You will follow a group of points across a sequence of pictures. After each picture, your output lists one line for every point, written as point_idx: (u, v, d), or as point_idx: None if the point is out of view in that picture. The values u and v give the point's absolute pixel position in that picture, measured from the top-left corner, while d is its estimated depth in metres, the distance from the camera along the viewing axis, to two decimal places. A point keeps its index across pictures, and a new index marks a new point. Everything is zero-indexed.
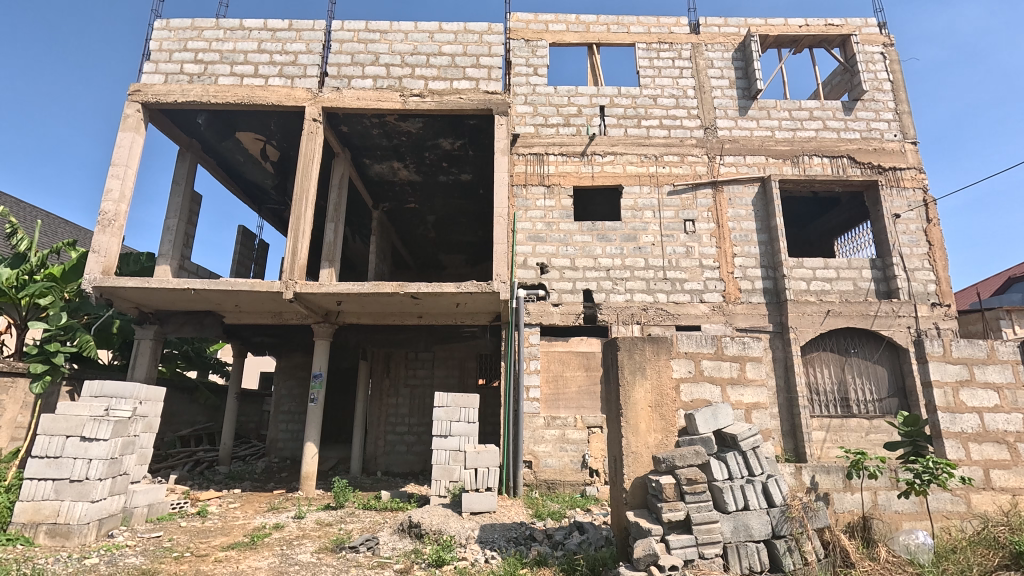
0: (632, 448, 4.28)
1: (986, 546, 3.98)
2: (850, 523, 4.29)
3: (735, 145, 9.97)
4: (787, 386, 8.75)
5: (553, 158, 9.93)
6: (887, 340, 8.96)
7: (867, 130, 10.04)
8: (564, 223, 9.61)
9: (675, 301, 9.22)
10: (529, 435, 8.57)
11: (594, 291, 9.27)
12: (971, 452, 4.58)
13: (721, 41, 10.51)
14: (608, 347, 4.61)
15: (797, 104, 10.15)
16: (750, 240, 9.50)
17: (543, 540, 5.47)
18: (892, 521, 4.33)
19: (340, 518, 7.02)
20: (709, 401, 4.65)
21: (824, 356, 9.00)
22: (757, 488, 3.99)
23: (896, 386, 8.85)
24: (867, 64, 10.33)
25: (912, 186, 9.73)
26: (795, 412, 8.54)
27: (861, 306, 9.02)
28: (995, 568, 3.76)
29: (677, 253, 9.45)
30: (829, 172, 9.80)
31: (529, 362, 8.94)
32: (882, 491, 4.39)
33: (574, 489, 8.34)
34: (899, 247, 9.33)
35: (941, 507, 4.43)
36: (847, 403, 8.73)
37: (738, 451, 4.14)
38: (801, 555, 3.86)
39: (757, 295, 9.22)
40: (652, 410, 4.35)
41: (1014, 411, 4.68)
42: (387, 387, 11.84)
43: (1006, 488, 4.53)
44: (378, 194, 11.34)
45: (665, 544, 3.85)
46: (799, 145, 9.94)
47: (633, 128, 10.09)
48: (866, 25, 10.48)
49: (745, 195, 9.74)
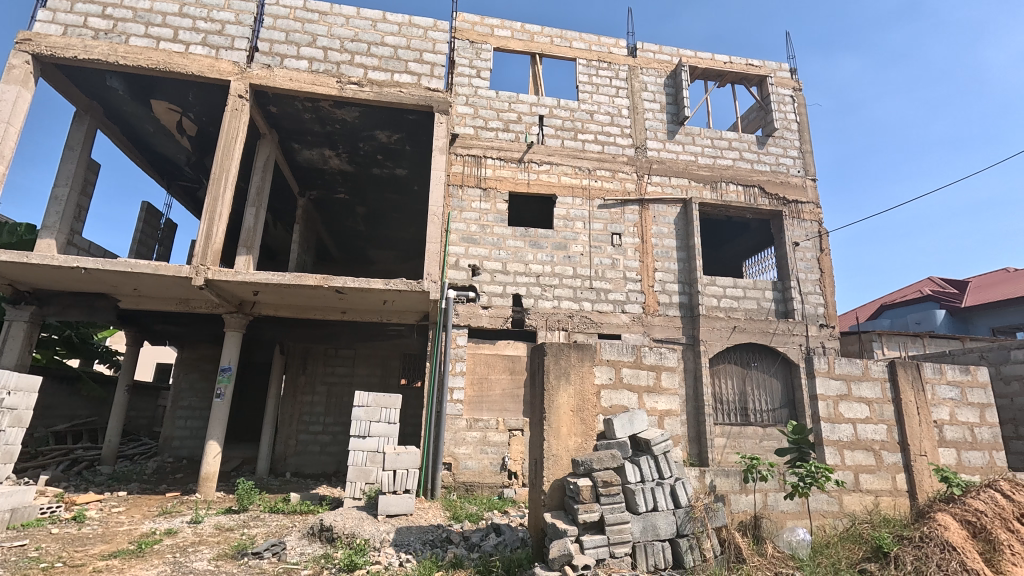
0: (553, 451, 4.41)
1: (852, 541, 4.53)
2: (743, 522, 4.68)
3: (662, 166, 10.56)
4: (695, 396, 9.34)
5: (490, 162, 10.00)
6: (783, 355, 9.86)
7: (776, 164, 11.04)
8: (498, 227, 9.68)
9: (599, 310, 9.59)
10: (450, 437, 8.52)
11: (523, 296, 9.43)
12: (845, 458, 5.18)
13: (655, 66, 11.11)
14: (535, 352, 4.73)
15: (719, 134, 10.96)
16: (671, 257, 10.11)
17: (459, 542, 5.46)
18: (779, 519, 4.77)
19: (243, 522, 6.58)
20: (627, 407, 4.89)
21: (728, 368, 9.71)
22: (665, 490, 4.25)
23: (787, 398, 9.72)
24: (780, 105, 11.35)
25: (810, 218, 10.80)
26: (701, 418, 9.14)
27: (762, 324, 9.89)
28: (859, 561, 4.28)
29: (604, 264, 9.85)
30: (743, 199, 10.66)
31: (455, 363, 8.91)
32: (771, 493, 4.84)
33: (491, 491, 8.38)
34: (796, 272, 10.34)
35: (819, 507, 4.94)
36: (745, 412, 9.47)
37: (650, 455, 4.39)
38: (700, 553, 4.15)
39: (674, 309, 9.82)
40: (574, 414, 4.51)
41: (880, 422, 5.34)
42: (302, 384, 11.28)
43: (871, 490, 5.14)
44: (305, 180, 10.80)
45: (579, 544, 3.98)
46: (718, 172, 10.73)
47: (569, 140, 10.39)
48: (780, 69, 11.54)
49: (668, 215, 10.34)
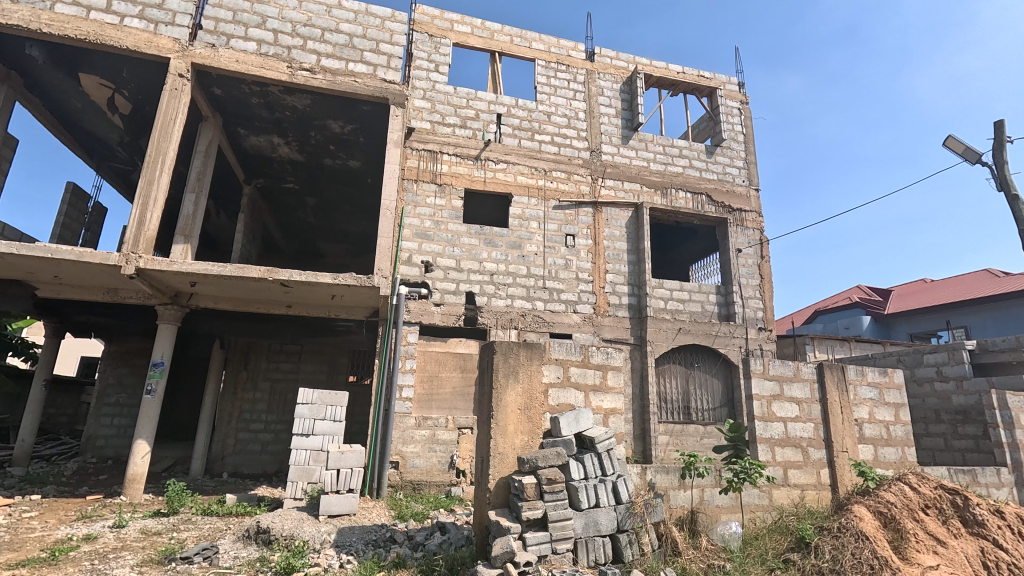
0: (499, 449, 4.42)
1: (779, 533, 4.80)
2: (680, 517, 4.86)
3: (616, 170, 10.80)
4: (641, 395, 9.61)
5: (447, 158, 9.90)
6: (724, 357, 10.31)
7: (723, 173, 11.52)
8: (452, 224, 9.61)
9: (551, 309, 9.70)
10: (398, 435, 8.39)
11: (476, 294, 9.41)
12: (776, 455, 5.47)
13: (612, 72, 11.34)
14: (484, 351, 4.73)
15: (671, 141, 11.32)
16: (622, 259, 10.35)
17: (403, 542, 5.39)
18: (714, 514, 4.98)
19: (173, 525, 6.23)
20: (573, 405, 4.98)
21: (673, 368, 10.05)
22: (607, 486, 4.35)
23: (727, 397, 10.18)
24: (728, 116, 11.84)
25: (753, 226, 11.33)
26: (646, 417, 9.42)
27: (705, 326, 10.31)
28: (784, 551, 4.55)
29: (557, 265, 9.97)
30: (691, 206, 11.06)
31: (404, 361, 8.77)
32: (707, 488, 5.05)
33: (439, 489, 8.31)
34: (739, 277, 10.83)
35: (751, 501, 5.19)
36: (688, 410, 9.83)
37: (594, 453, 4.48)
38: (638, 547, 4.27)
39: (623, 310, 10.07)
40: (522, 412, 4.54)
41: (808, 420, 5.68)
42: (243, 381, 10.79)
43: (798, 484, 5.46)
44: (252, 167, 10.34)
45: (522, 541, 4.01)
46: (669, 178, 11.08)
47: (527, 140, 10.45)
48: (729, 82, 12.04)
49: (620, 218, 10.59)
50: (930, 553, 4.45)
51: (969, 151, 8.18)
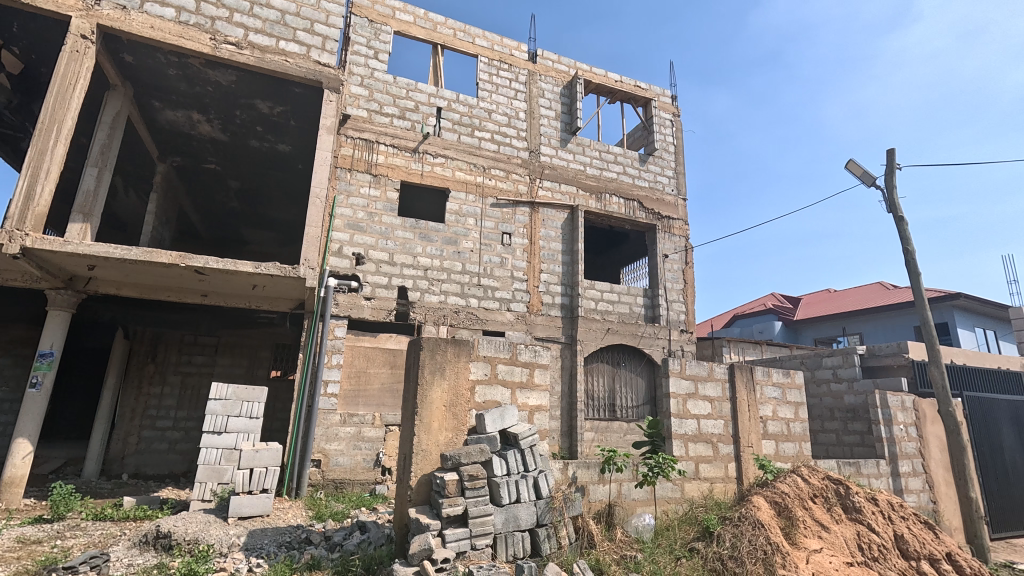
0: (422, 446, 4.37)
1: (688, 524, 5.09)
2: (598, 510, 5.04)
3: (553, 172, 10.98)
4: (569, 392, 9.85)
5: (383, 148, 9.64)
6: (648, 357, 10.78)
7: (654, 181, 12.03)
8: (386, 216, 9.38)
9: (484, 307, 9.71)
10: (321, 432, 8.08)
11: (409, 289, 9.24)
12: (689, 450, 5.79)
13: (553, 75, 11.52)
14: (411, 347, 4.66)
15: (607, 148, 11.67)
16: (556, 260, 10.55)
17: (319, 543, 5.21)
18: (629, 507, 5.20)
19: (57, 532, 5.65)
20: (499, 402, 5.01)
21: (601, 367, 10.38)
22: (528, 482, 4.42)
23: (649, 395, 10.66)
24: (661, 127, 12.38)
25: (679, 234, 11.92)
26: (573, 414, 9.66)
27: (632, 327, 10.73)
28: (691, 540, 4.84)
29: (492, 262, 9.99)
30: (623, 211, 11.46)
31: (330, 356, 8.45)
32: (624, 482, 5.26)
33: (362, 488, 8.08)
34: (665, 281, 11.35)
35: (664, 494, 5.46)
36: (613, 408, 10.18)
37: (517, 449, 4.54)
38: (556, 540, 4.38)
39: (555, 309, 10.27)
40: (447, 409, 4.53)
41: (719, 417, 6.06)
42: (149, 375, 9.97)
43: (707, 477, 5.80)
44: (167, 144, 9.57)
45: (441, 538, 3.98)
46: (604, 183, 11.42)
47: (466, 136, 10.39)
48: (663, 95, 12.58)
49: (556, 219, 10.78)
50: (815, 537, 4.94)
51: (866, 174, 9.04)
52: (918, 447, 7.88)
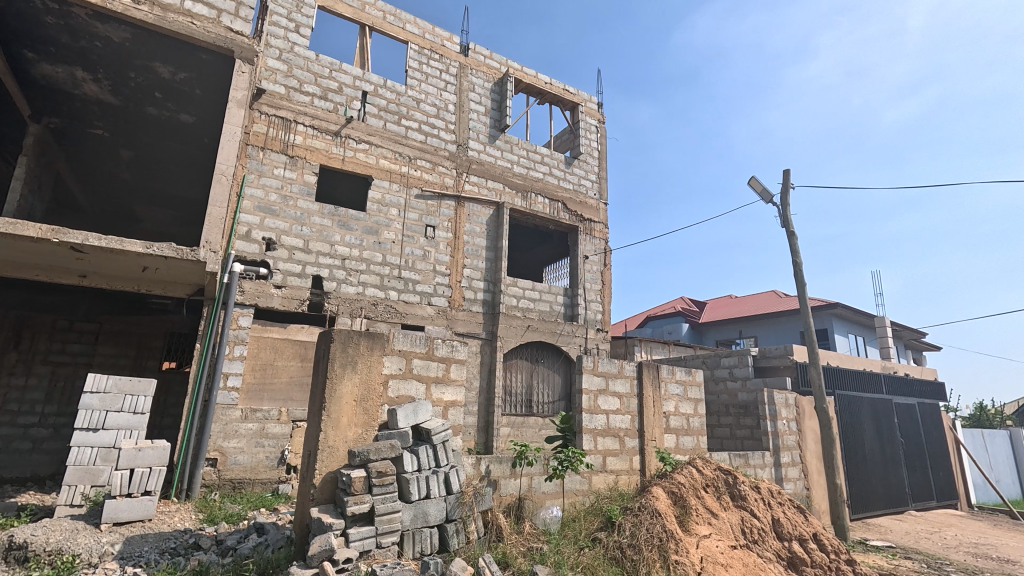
0: (329, 442, 4.18)
1: (593, 514, 5.30)
2: (508, 504, 5.10)
3: (480, 167, 10.96)
4: (487, 388, 9.89)
5: (301, 128, 9.11)
6: (565, 354, 11.09)
7: (578, 184, 12.37)
8: (302, 201, 8.87)
9: (404, 300, 9.48)
10: (219, 429, 7.50)
11: (324, 279, 8.81)
12: (597, 444, 6.02)
13: (484, 70, 11.48)
14: (321, 339, 4.45)
15: (534, 148, 11.84)
16: (479, 255, 10.53)
17: (209, 548, 4.82)
18: (539, 500, 5.31)
19: None
20: (413, 397, 4.91)
21: (520, 363, 10.52)
22: (439, 478, 4.37)
23: (565, 391, 10.97)
24: (587, 132, 12.76)
25: (599, 236, 12.37)
26: (490, 409, 9.73)
27: (551, 325, 10.98)
28: (594, 530, 5.05)
29: (414, 255, 9.79)
30: (548, 211, 11.69)
31: (233, 347, 7.86)
32: (535, 476, 5.36)
33: (263, 488, 7.59)
34: (584, 282, 11.73)
35: (573, 486, 5.64)
36: (530, 403, 10.36)
37: (429, 445, 4.47)
38: (464, 535, 4.37)
39: (477, 305, 10.26)
40: (357, 404, 4.36)
41: (626, 413, 6.36)
42: (11, 365, 8.72)
43: (613, 470, 6.06)
44: (43, 102, 8.41)
45: (344, 537, 3.83)
46: (530, 182, 11.57)
47: (392, 124, 10.08)
48: (590, 101, 12.97)
49: (481, 215, 10.76)
50: (705, 524, 5.35)
51: (765, 192, 9.89)
52: (796, 439, 8.77)
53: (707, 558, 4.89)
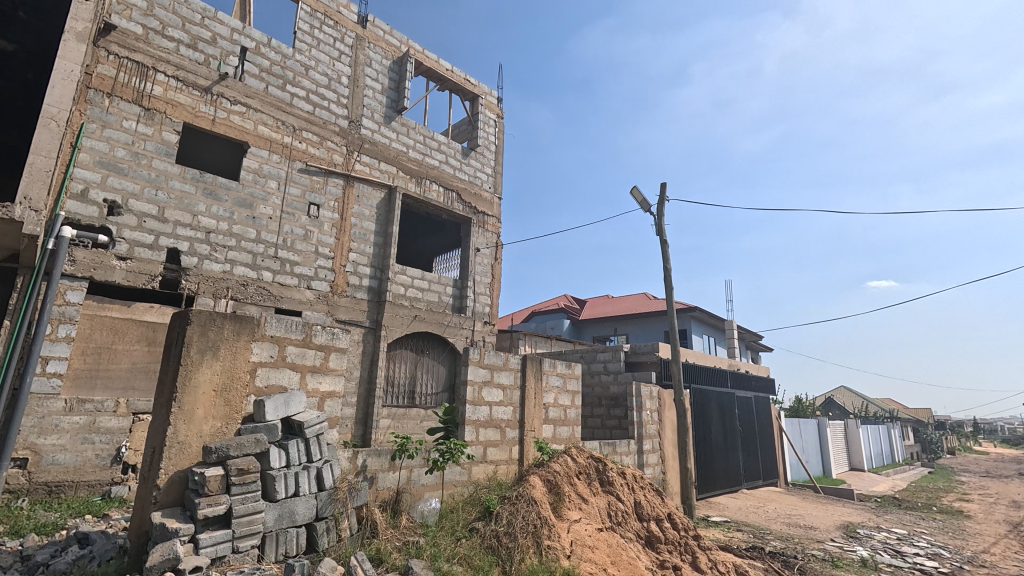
0: (179, 438, 3.68)
1: (471, 505, 5.34)
2: (385, 499, 4.92)
3: (373, 148, 10.43)
4: (368, 378, 9.48)
5: (162, 78, 7.93)
6: (451, 345, 11.01)
7: (474, 176, 12.33)
8: (159, 161, 7.72)
9: (280, 282, 8.71)
10: (32, 423, 6.24)
11: (183, 253, 7.76)
12: (479, 435, 6.06)
13: (383, 46, 10.93)
14: (175, 320, 3.90)
15: (431, 134, 11.57)
16: (367, 240, 10.03)
17: (10, 566, 3.98)
18: (417, 492, 5.20)
19: None
20: (285, 388, 4.51)
21: (404, 354, 10.24)
22: (310, 473, 4.07)
23: (448, 383, 10.90)
24: (485, 125, 12.77)
25: (492, 230, 12.47)
26: (370, 400, 9.34)
27: (439, 316, 10.84)
28: (472, 520, 5.08)
29: (294, 234, 9.04)
30: (441, 200, 11.49)
31: (57, 327, 6.59)
32: (414, 469, 5.23)
33: (89, 492, 6.49)
34: (474, 274, 11.75)
35: (452, 477, 5.61)
36: (412, 394, 10.13)
37: (301, 439, 4.14)
38: (335, 534, 4.13)
39: (361, 292, 9.77)
40: (216, 394, 3.90)
41: (508, 404, 6.48)
42: None
43: (493, 460, 6.14)
44: None
45: (193, 544, 3.40)
46: (425, 169, 11.28)
47: (276, 88, 9.20)
48: (490, 94, 13.00)
49: (371, 197, 10.25)
50: (576, 509, 5.65)
51: (645, 201, 10.71)
52: (657, 428, 9.65)
53: (577, 541, 5.13)
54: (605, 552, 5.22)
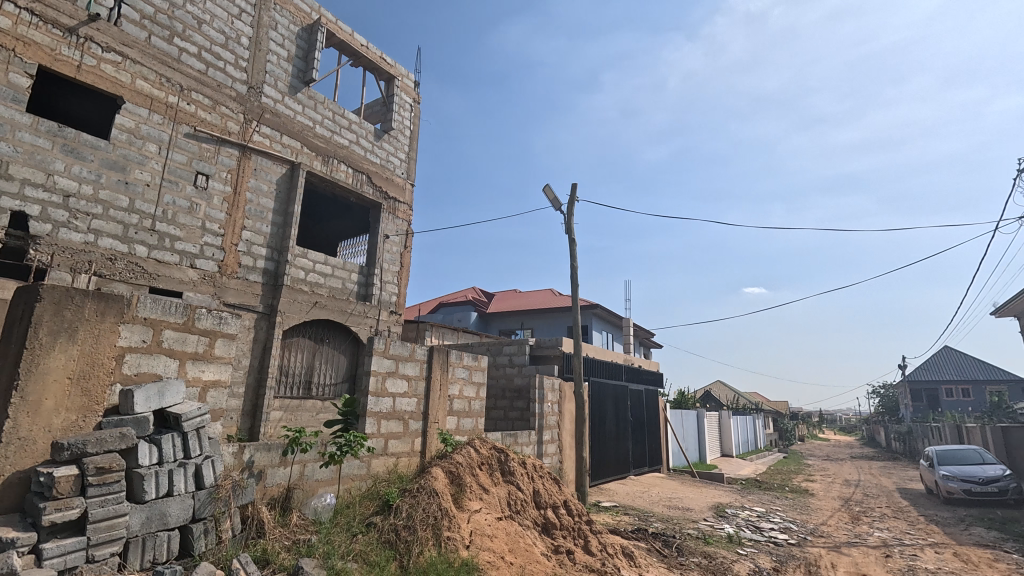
0: (20, 433, 3.14)
1: (369, 499, 5.17)
2: (273, 496, 4.61)
3: (275, 119, 9.65)
4: (259, 368, 8.79)
5: (10, 9, 6.71)
6: (354, 334, 10.54)
7: (386, 160, 11.88)
8: (3, 106, 6.52)
9: (157, 258, 7.77)
10: None
11: (32, 218, 6.64)
12: (380, 427, 5.88)
13: (292, 10, 10.14)
14: (19, 296, 3.33)
15: (341, 111, 10.95)
16: (264, 218, 9.27)
17: None
18: (311, 488, 4.92)
19: None
20: (159, 376, 4.04)
21: (301, 342, 9.64)
22: (187, 471, 3.68)
23: (349, 373, 10.42)
24: (400, 108, 12.34)
25: (402, 217, 12.11)
26: (260, 391, 8.67)
27: (341, 303, 10.31)
28: (369, 515, 4.93)
29: (177, 206, 8.11)
30: (350, 181, 10.91)
31: None
32: (309, 464, 4.95)
33: None
34: (382, 262, 11.35)
35: (349, 472, 5.38)
36: (309, 385, 9.56)
37: (177, 433, 3.73)
38: (215, 535, 3.78)
39: (255, 274, 9.01)
40: (71, 383, 3.38)
41: (413, 396, 6.35)
42: None
43: (394, 453, 5.98)
44: None
45: (35, 555, 2.91)
46: (333, 147, 10.65)
47: (160, 40, 8.18)
48: (407, 77, 12.59)
49: (271, 172, 9.48)
50: (477, 499, 5.70)
51: (556, 200, 11.02)
52: (557, 420, 10.01)
53: (476, 532, 5.17)
54: (503, 540, 5.31)
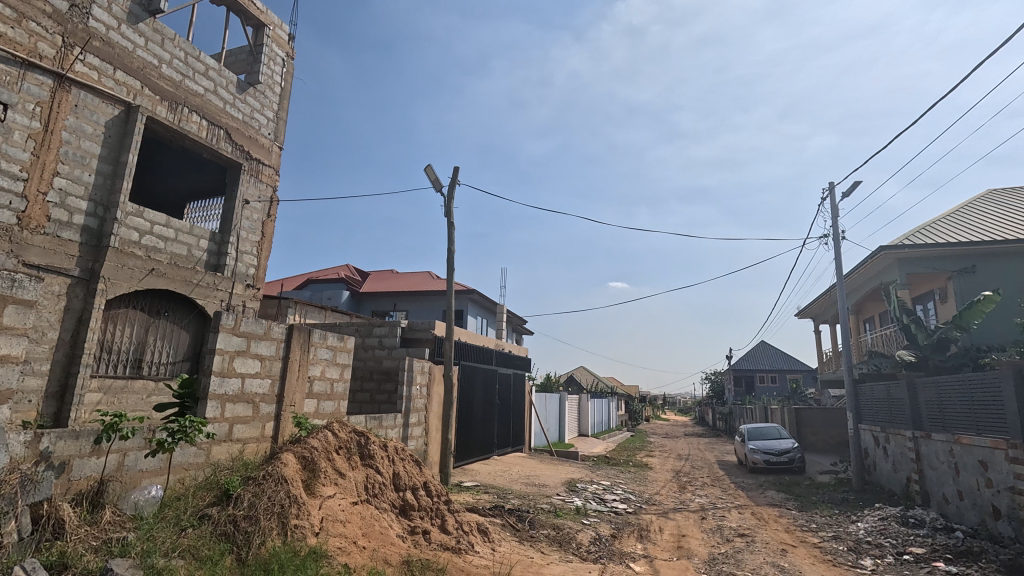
0: None
1: (206, 489, 4.67)
2: (80, 491, 3.98)
3: (106, 48, 8.14)
4: (72, 342, 7.43)
5: None
6: (200, 309, 9.36)
7: (249, 116, 10.67)
8: None
9: None
10: None
11: None
12: (224, 411, 5.34)
13: None
14: None
15: (196, 53, 9.59)
16: (86, 165, 7.80)
17: None
18: (131, 480, 4.32)
19: None
20: None
21: (130, 314, 8.36)
22: None
23: (192, 352, 9.21)
24: (270, 61, 11.14)
25: (266, 182, 11.01)
26: (72, 369, 7.34)
27: (186, 273, 9.08)
28: (204, 507, 4.47)
29: None
30: (203, 135, 9.61)
31: None
32: (130, 452, 4.33)
33: None
34: (239, 229, 10.22)
35: (182, 460, 4.82)
36: (138, 363, 8.28)
37: None
38: None
39: (70, 231, 7.56)
40: None
41: (266, 376, 5.87)
42: None
43: (239, 439, 5.48)
44: None
45: None
46: (183, 93, 9.29)
47: None
48: (280, 27, 11.40)
49: (99, 112, 7.99)
50: (331, 485, 5.47)
51: (437, 181, 10.85)
52: (425, 402, 9.98)
53: (328, 517, 4.97)
54: (357, 525, 5.18)
